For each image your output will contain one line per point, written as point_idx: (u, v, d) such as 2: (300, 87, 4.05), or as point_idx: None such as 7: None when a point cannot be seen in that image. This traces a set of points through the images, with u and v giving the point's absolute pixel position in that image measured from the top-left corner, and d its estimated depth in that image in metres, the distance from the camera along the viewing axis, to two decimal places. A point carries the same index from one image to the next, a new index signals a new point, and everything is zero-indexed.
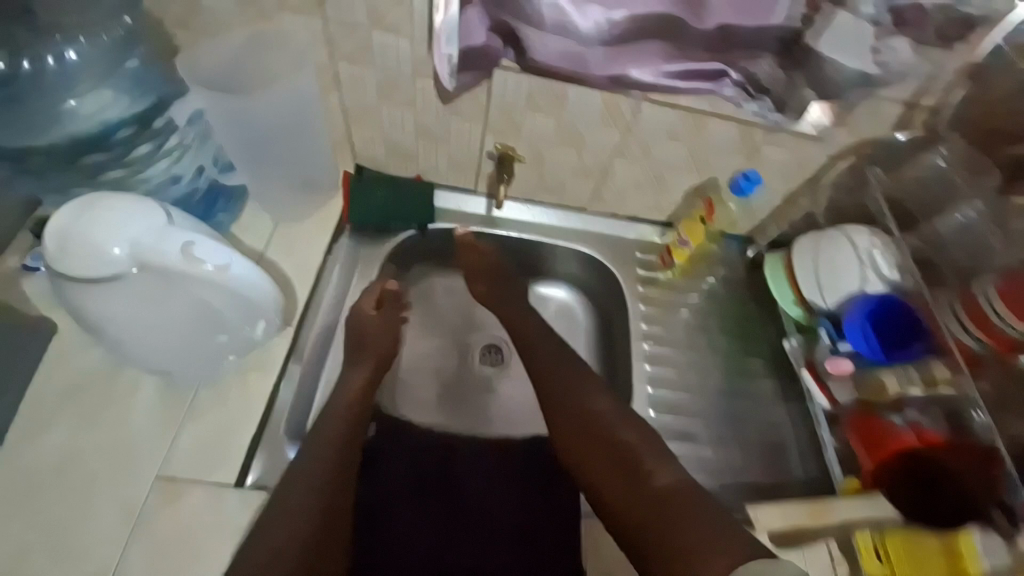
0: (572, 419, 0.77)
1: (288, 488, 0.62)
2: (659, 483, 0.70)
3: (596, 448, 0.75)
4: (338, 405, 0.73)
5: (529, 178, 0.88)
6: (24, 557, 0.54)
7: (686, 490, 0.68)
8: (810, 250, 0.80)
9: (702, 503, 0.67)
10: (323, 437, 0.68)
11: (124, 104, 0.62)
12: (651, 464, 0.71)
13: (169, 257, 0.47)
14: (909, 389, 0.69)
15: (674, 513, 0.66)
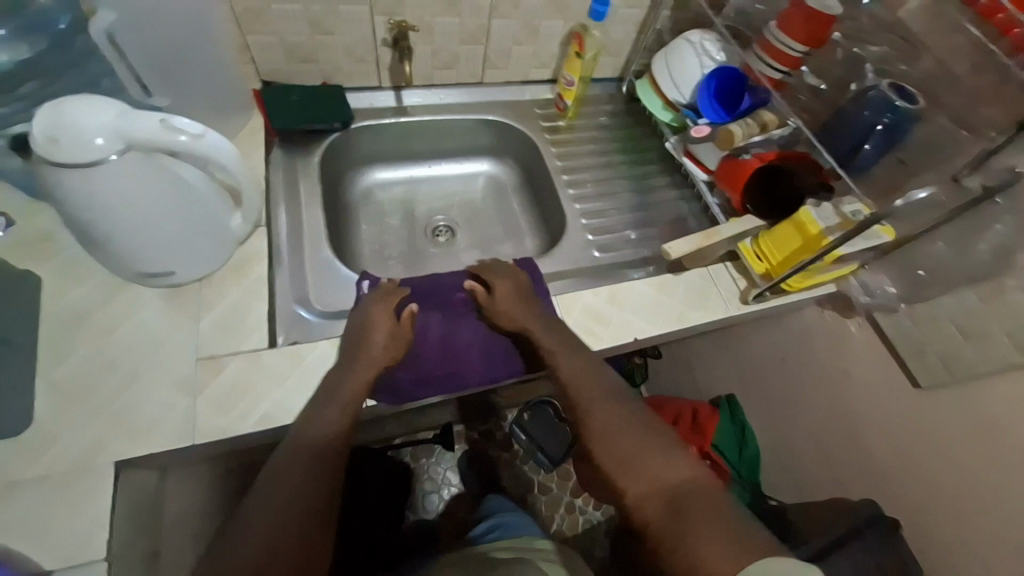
0: (594, 405, 0.68)
1: (268, 509, 0.56)
2: (680, 481, 0.59)
3: (623, 435, 0.64)
4: (332, 412, 0.64)
5: (425, 58, 0.99)
6: (103, 444, 0.61)
7: (702, 494, 0.57)
8: (663, 60, 1.02)
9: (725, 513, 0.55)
10: (308, 462, 0.60)
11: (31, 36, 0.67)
12: (665, 458, 0.61)
13: (149, 129, 0.54)
14: (751, 134, 0.91)
15: (690, 514, 0.55)
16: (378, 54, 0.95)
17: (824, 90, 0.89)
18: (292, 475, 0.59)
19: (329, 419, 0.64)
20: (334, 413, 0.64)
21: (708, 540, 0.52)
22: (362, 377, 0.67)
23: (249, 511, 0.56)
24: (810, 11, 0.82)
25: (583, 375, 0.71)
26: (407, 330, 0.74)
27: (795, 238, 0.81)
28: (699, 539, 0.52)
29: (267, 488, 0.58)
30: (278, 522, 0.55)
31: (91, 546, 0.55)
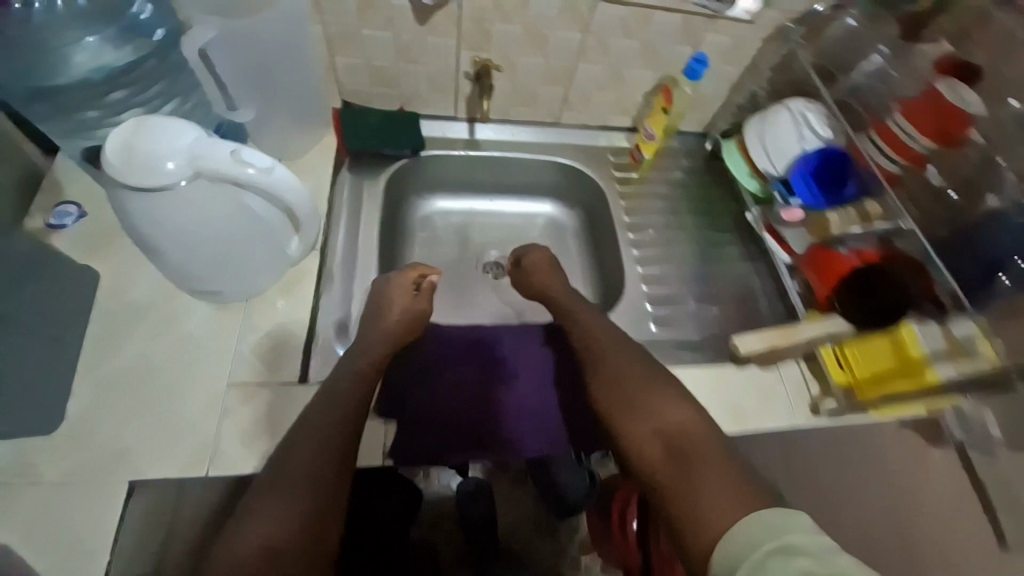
0: (608, 350, 0.72)
1: (312, 417, 0.60)
2: (673, 427, 0.61)
3: (625, 399, 0.66)
4: (346, 379, 0.64)
5: (504, 94, 0.95)
6: (125, 456, 0.60)
7: (703, 437, 0.60)
8: (756, 125, 0.92)
9: (721, 464, 0.56)
10: (318, 427, 0.58)
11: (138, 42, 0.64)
12: (669, 403, 0.64)
13: (221, 161, 0.53)
14: (850, 225, 0.83)
15: (692, 466, 0.56)
16: (459, 85, 0.92)
17: (955, 199, 0.76)
18: (304, 435, 0.58)
19: (343, 389, 0.63)
20: (357, 372, 0.66)
21: (710, 493, 0.53)
22: (379, 345, 0.71)
23: (264, 471, 0.56)
24: (948, 106, 0.72)
25: (589, 321, 0.78)
26: (425, 301, 0.79)
27: (889, 357, 0.75)
28: (699, 485, 0.54)
29: (278, 461, 0.56)
30: (288, 495, 0.53)
31: (91, 566, 0.55)
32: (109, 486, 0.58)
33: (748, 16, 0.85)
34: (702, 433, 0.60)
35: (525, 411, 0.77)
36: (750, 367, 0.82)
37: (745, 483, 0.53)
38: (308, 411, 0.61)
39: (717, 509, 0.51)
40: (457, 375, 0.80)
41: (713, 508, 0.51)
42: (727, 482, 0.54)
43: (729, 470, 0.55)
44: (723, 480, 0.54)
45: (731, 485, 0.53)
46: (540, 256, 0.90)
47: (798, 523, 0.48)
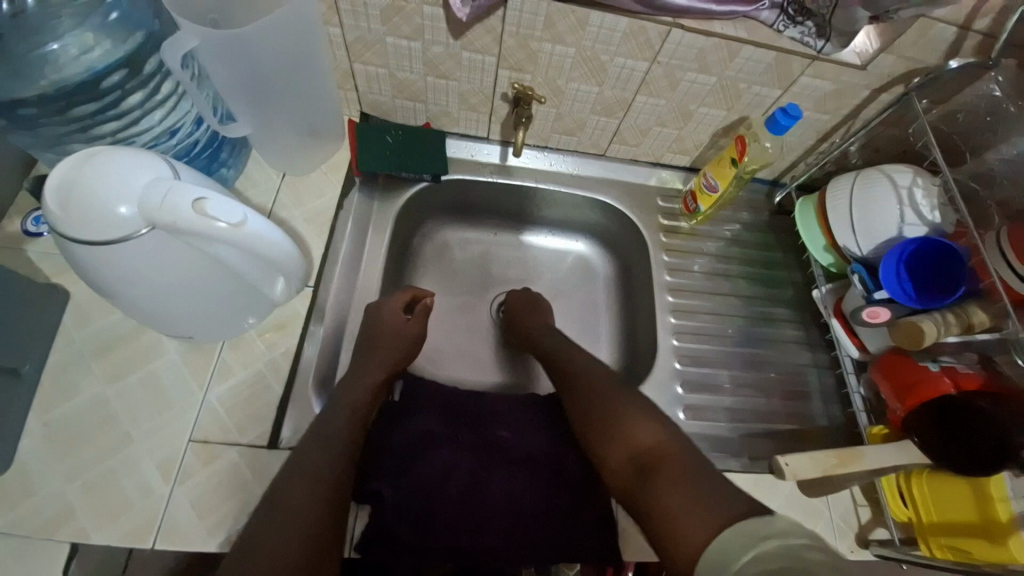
0: (582, 383, 0.71)
1: (316, 448, 0.58)
2: (653, 441, 0.59)
3: (607, 420, 0.64)
4: (345, 397, 0.64)
5: (546, 120, 0.83)
6: (66, 515, 0.55)
7: (673, 454, 0.56)
8: (846, 190, 0.76)
9: (697, 474, 0.53)
10: (319, 442, 0.59)
11: (106, 47, 0.55)
12: (639, 425, 0.62)
13: (180, 213, 0.44)
14: (947, 334, 0.64)
15: (667, 481, 0.53)
16: (495, 106, 0.81)
17: None
18: (301, 455, 0.57)
19: (337, 413, 0.63)
20: (357, 395, 0.66)
21: (682, 502, 0.50)
22: (374, 374, 0.69)
23: (267, 505, 0.53)
24: None
25: (562, 348, 0.78)
26: (416, 326, 0.76)
27: (972, 510, 0.62)
28: (671, 504, 0.51)
29: (280, 479, 0.56)
30: (291, 509, 0.53)
31: None
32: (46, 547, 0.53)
33: (859, 62, 0.69)
34: (678, 445, 0.58)
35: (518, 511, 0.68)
36: (791, 485, 0.70)
37: (721, 493, 0.49)
38: (305, 436, 0.60)
39: (690, 517, 0.48)
40: (449, 458, 0.71)
41: (686, 519, 0.48)
42: (698, 490, 0.50)
43: (698, 477, 0.52)
44: (695, 486, 0.51)
45: (704, 493, 0.50)
46: (534, 298, 0.87)
47: (761, 532, 0.42)
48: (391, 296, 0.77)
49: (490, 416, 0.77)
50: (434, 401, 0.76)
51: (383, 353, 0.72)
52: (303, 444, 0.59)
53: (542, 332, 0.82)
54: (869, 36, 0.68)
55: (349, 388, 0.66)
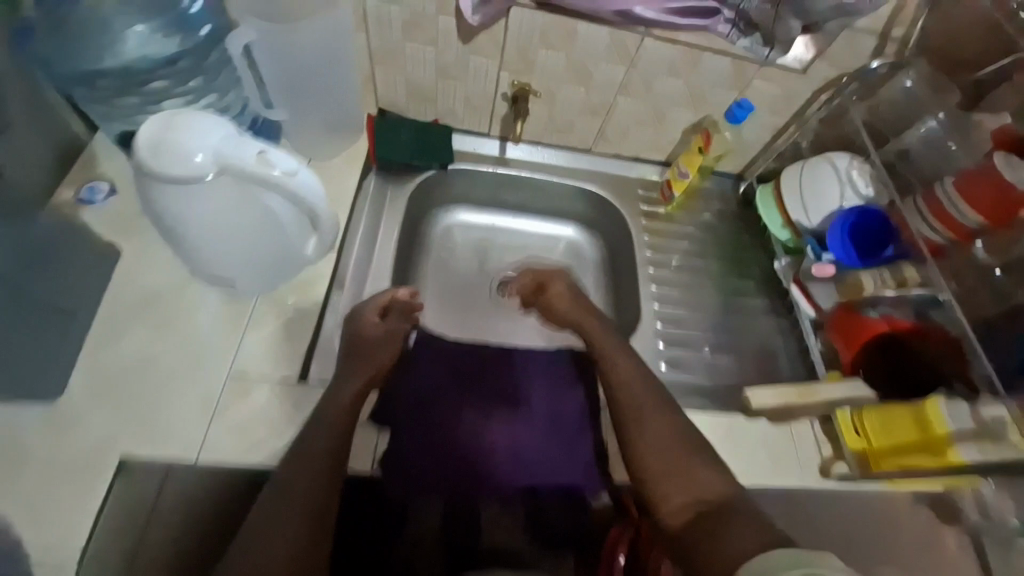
0: (643, 432, 0.65)
1: (300, 466, 0.57)
2: (723, 493, 0.58)
3: (653, 446, 0.64)
4: (331, 408, 0.62)
5: (540, 119, 0.95)
6: (112, 443, 0.59)
7: (742, 510, 0.56)
8: (796, 175, 0.90)
9: (747, 512, 0.56)
10: (301, 465, 0.57)
11: (177, 37, 0.66)
12: (710, 478, 0.60)
13: (246, 161, 0.54)
14: (883, 290, 0.78)
15: (714, 519, 0.56)
16: (495, 106, 0.93)
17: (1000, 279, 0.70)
18: (296, 467, 0.57)
19: (322, 427, 0.61)
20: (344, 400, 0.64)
21: (738, 533, 0.53)
22: (356, 382, 0.66)
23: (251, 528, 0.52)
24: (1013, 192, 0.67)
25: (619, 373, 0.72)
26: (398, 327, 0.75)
27: (912, 431, 0.70)
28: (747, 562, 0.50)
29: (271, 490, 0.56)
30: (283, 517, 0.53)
31: (69, 543, 0.55)
32: (96, 468, 0.58)
33: (800, 66, 0.83)
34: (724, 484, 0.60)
35: (527, 456, 0.77)
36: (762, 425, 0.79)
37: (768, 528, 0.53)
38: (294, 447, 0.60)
39: (747, 548, 0.51)
40: (462, 413, 0.78)
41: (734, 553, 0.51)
42: (756, 526, 0.53)
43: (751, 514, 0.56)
44: (750, 522, 0.54)
45: (762, 535, 0.52)
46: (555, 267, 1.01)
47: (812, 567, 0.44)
48: (372, 299, 0.75)
49: (491, 372, 0.84)
50: (443, 357, 0.84)
51: (366, 367, 0.69)
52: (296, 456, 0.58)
53: (608, 335, 0.78)
54: (807, 44, 0.83)
55: (327, 404, 0.63)
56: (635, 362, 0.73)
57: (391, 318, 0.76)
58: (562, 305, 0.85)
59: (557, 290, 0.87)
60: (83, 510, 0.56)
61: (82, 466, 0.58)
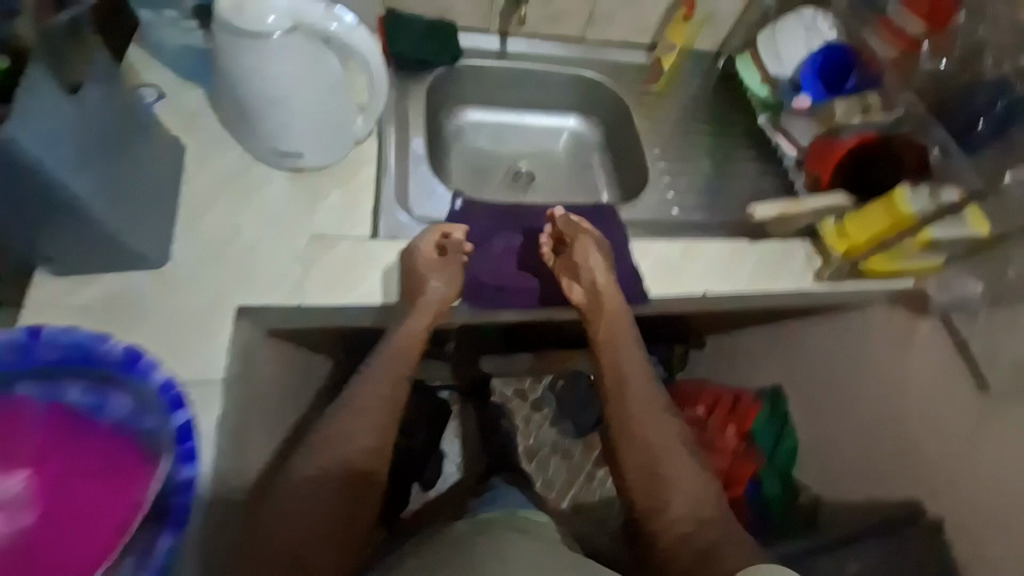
0: (640, 411, 0.72)
1: (309, 497, 0.61)
2: (698, 511, 0.65)
3: (645, 401, 0.72)
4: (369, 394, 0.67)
5: (537, 9, 1.04)
6: (227, 292, 0.67)
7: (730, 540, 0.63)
8: (770, 36, 1.02)
9: (702, 472, 0.68)
10: (296, 496, 0.61)
11: None
12: (682, 487, 0.67)
13: (313, 15, 0.62)
14: (852, 118, 0.92)
15: (681, 473, 0.68)
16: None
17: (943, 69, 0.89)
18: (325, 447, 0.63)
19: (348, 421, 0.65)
20: (354, 433, 0.64)
21: (680, 501, 0.66)
22: (417, 325, 0.72)
23: (275, 506, 0.61)
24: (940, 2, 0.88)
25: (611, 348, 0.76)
26: (455, 261, 0.75)
27: (883, 220, 0.84)
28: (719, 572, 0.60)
29: (280, 487, 0.62)
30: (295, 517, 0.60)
31: (207, 368, 0.63)
32: (219, 311, 0.66)
33: None
34: (692, 447, 0.71)
35: (567, 278, 0.82)
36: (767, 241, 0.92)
37: (718, 511, 0.66)
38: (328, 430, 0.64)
39: (684, 520, 0.65)
40: (507, 244, 0.83)
41: (691, 543, 0.63)
42: (701, 493, 0.67)
43: (701, 478, 0.68)
44: (702, 499, 0.66)
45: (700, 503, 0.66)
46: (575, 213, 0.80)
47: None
48: (425, 233, 0.74)
49: (537, 223, 0.86)
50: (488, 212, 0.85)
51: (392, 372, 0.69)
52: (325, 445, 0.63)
53: (615, 301, 0.76)
54: None
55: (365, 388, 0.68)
56: (630, 331, 0.76)
57: (448, 254, 0.76)
58: (587, 275, 0.77)
59: (588, 262, 0.77)
60: (211, 341, 0.64)
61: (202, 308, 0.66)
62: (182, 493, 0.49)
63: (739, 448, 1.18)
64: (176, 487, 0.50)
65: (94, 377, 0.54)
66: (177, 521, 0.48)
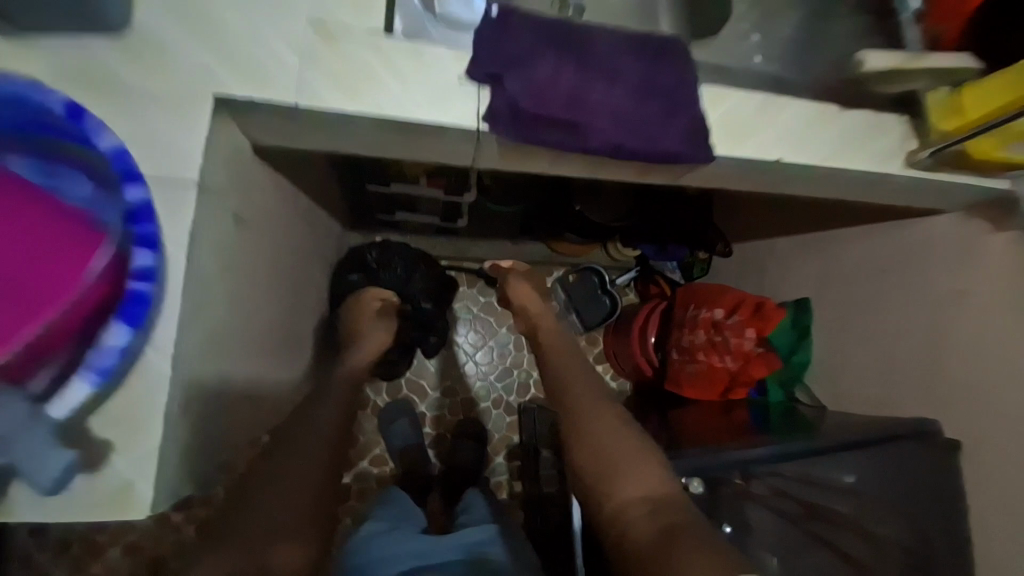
0: (588, 424, 0.79)
1: (277, 487, 0.74)
2: (651, 492, 0.69)
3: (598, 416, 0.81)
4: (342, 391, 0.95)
5: None
6: (208, 77, 0.55)
7: (671, 508, 0.66)
8: None
9: (655, 463, 0.73)
10: (285, 497, 0.73)
11: None
12: (637, 475, 0.71)
13: None
14: None
15: (638, 463, 0.73)
16: None
17: None
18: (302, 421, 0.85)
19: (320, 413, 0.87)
20: (325, 415, 0.87)
21: (631, 483, 0.70)
22: (361, 356, 1.05)
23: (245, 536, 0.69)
24: None
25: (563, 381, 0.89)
26: (374, 319, 1.12)
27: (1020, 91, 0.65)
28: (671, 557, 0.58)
29: (253, 505, 0.73)
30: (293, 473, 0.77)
31: (181, 161, 0.53)
32: (197, 97, 0.54)
33: None
34: (646, 448, 0.76)
35: (615, 121, 0.64)
36: (855, 110, 0.78)
37: (667, 495, 0.69)
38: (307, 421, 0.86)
39: (636, 502, 0.68)
40: (555, 68, 0.64)
41: (643, 519, 0.66)
42: (652, 477, 0.71)
43: (654, 470, 0.72)
44: (654, 484, 0.70)
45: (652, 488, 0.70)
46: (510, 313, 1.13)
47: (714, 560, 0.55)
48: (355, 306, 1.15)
49: (593, 46, 0.67)
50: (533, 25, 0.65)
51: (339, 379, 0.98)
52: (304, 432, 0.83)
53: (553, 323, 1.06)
54: None
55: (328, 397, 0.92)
56: (590, 383, 0.88)
57: (381, 314, 1.15)
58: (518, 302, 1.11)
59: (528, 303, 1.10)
60: (186, 131, 0.54)
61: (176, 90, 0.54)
62: (141, 276, 0.48)
63: (756, 351, 1.17)
64: (133, 270, 0.48)
65: (47, 147, 0.49)
66: (135, 305, 0.48)
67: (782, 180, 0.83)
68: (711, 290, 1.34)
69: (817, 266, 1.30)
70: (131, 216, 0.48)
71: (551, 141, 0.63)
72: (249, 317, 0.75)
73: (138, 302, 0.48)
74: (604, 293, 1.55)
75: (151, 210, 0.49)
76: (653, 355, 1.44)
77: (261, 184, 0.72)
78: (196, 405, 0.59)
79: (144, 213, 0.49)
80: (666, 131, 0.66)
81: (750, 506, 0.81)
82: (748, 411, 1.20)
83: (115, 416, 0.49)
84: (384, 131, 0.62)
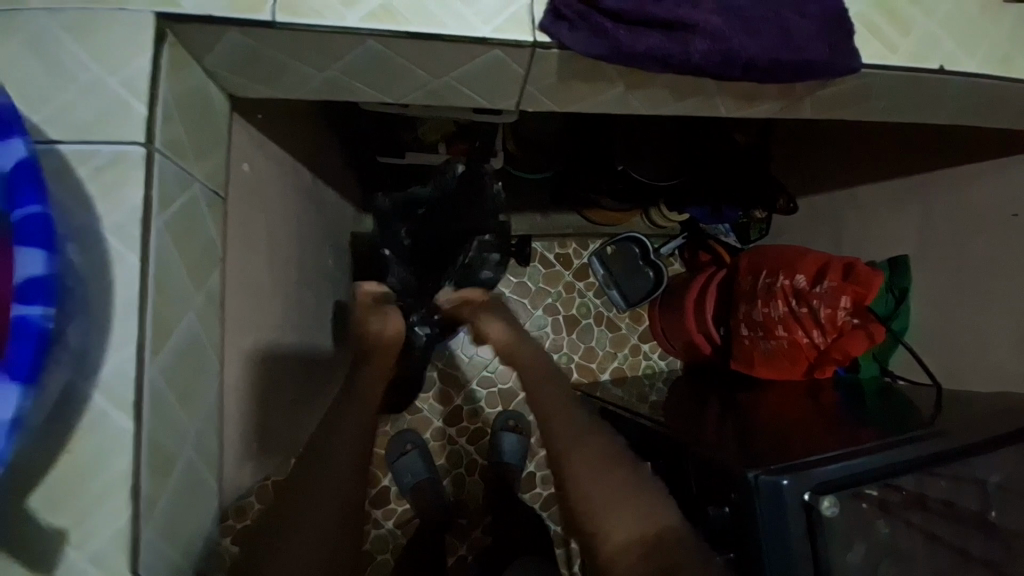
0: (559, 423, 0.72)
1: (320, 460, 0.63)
2: (645, 528, 0.62)
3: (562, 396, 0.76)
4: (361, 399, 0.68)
5: None
6: (139, 14, 0.38)
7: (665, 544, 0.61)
8: None
9: (648, 495, 0.65)
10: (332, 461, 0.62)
11: None
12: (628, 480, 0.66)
13: None
14: None
15: (624, 495, 0.65)
16: None
17: None
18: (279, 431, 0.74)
19: (346, 422, 0.66)
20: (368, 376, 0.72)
21: (622, 522, 0.63)
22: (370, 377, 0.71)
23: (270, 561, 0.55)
24: None
25: (543, 397, 0.76)
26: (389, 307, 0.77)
27: None
28: None
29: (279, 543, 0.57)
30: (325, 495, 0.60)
31: (124, 124, 0.37)
32: (130, 49, 0.38)
33: None
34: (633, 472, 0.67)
35: (725, 24, 0.45)
36: (1020, 7, 0.57)
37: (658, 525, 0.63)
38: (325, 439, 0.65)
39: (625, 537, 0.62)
40: None
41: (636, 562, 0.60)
42: (642, 509, 0.64)
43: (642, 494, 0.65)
44: (643, 518, 0.63)
45: (643, 524, 0.63)
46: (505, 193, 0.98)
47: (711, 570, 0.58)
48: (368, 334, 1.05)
49: None
50: None
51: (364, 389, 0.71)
52: (330, 434, 0.65)
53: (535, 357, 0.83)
54: None
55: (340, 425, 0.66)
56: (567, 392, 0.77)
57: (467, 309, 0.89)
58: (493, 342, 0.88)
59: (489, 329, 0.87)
60: (120, 79, 0.37)
61: (106, 20, 0.38)
62: (25, 294, 0.27)
63: (850, 321, 0.96)
64: (16, 285, 0.27)
65: None
66: (24, 338, 0.27)
67: (934, 102, 0.61)
68: (786, 250, 1.05)
69: (912, 214, 0.99)
70: (9, 198, 0.28)
71: (642, 50, 0.43)
72: (245, 316, 0.58)
73: (28, 336, 0.27)
74: (646, 264, 1.33)
75: (37, 288, 0.27)
76: (713, 329, 1.16)
77: (243, 150, 0.55)
78: (180, 480, 0.41)
79: (30, 183, 0.28)
80: (793, 35, 0.47)
81: (882, 523, 0.65)
82: (838, 396, 0.95)
83: (61, 497, 0.34)
84: (401, 59, 0.44)
